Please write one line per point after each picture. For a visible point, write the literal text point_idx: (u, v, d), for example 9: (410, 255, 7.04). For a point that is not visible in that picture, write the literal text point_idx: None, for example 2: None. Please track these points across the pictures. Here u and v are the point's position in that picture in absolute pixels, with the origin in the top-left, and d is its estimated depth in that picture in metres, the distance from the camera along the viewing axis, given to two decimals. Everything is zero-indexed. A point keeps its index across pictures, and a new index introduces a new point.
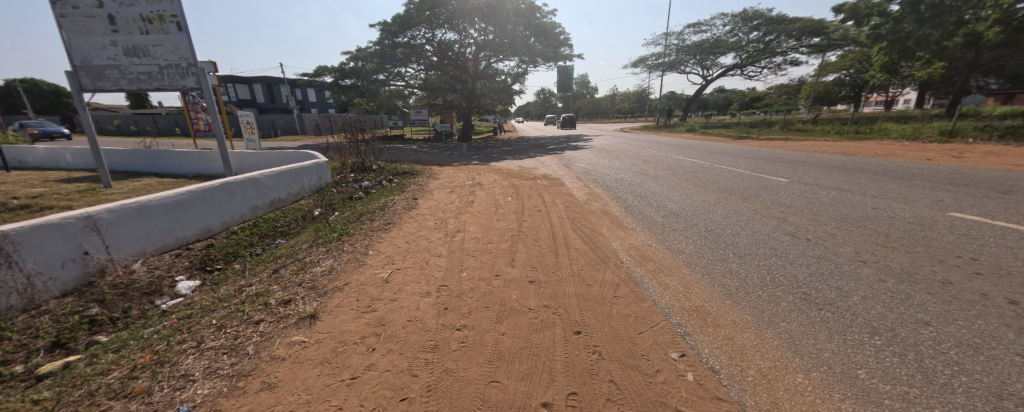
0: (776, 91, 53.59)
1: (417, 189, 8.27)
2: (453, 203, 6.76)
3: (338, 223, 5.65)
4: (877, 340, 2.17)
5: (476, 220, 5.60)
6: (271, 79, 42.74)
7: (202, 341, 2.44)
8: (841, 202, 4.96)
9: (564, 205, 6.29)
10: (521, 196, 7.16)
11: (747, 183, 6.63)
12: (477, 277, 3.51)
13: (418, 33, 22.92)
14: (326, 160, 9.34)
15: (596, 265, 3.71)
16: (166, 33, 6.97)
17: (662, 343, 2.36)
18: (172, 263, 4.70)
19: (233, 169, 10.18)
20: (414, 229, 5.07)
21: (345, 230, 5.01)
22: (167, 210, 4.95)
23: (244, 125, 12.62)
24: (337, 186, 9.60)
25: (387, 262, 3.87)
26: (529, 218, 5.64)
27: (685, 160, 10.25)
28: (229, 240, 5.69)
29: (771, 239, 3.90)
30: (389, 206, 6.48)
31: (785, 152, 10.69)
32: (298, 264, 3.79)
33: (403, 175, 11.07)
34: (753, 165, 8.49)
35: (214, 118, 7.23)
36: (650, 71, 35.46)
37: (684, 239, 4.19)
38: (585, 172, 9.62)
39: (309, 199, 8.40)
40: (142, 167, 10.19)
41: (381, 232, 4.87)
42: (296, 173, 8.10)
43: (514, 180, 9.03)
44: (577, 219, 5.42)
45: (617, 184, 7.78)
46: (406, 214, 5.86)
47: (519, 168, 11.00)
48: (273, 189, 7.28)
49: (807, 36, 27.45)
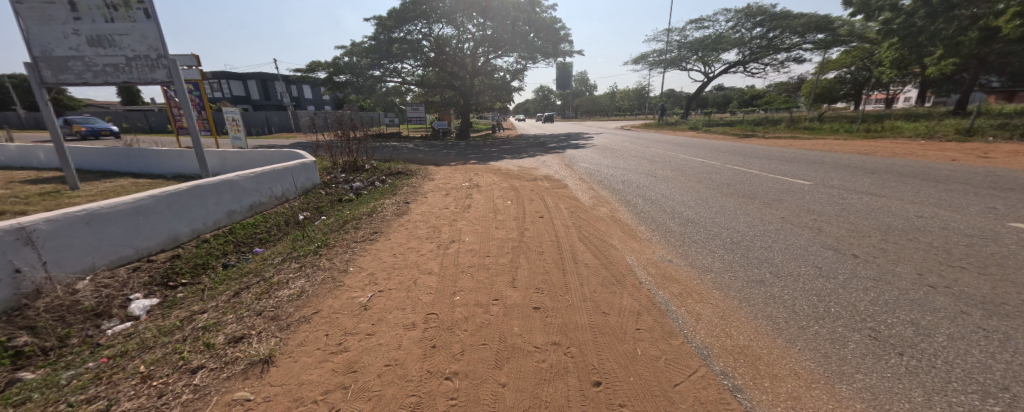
0: (776, 88, 53.09)
1: (410, 191, 7.74)
2: (448, 208, 6.22)
3: (322, 230, 5.11)
4: (991, 403, 1.65)
5: (472, 228, 5.07)
6: (266, 75, 41.91)
7: (117, 402, 1.92)
8: (879, 209, 4.45)
9: (569, 211, 5.78)
10: (522, 200, 6.66)
11: (767, 187, 6.13)
12: (472, 302, 2.99)
13: (415, 28, 22.30)
14: (314, 160, 8.80)
15: (610, 286, 3.20)
16: (133, 21, 6.41)
17: (706, 402, 1.84)
18: (127, 280, 4.15)
19: (215, 169, 9.61)
20: (402, 240, 4.52)
21: (327, 240, 4.48)
22: (123, 218, 4.39)
23: (229, 122, 12.01)
24: (325, 187, 9.04)
25: (369, 282, 3.35)
26: (531, 225, 5.12)
27: (694, 160, 9.74)
28: (198, 250, 5.15)
29: (810, 254, 3.39)
30: (378, 211, 5.94)
31: (798, 152, 10.21)
32: (263, 286, 3.25)
33: (396, 176, 10.52)
34: (767, 166, 7.99)
35: (186, 115, 6.66)
36: (651, 67, 34.90)
37: (708, 253, 3.68)
38: (589, 173, 9.11)
39: (294, 201, 7.86)
40: (118, 166, 9.59)
41: (365, 243, 4.33)
42: (279, 174, 7.54)
43: (513, 181, 8.53)
44: (585, 228, 4.92)
45: (624, 186, 7.28)
46: (395, 221, 5.34)
47: (519, 169, 10.48)
48: (253, 192, 6.73)
49: (812, 32, 26.95)
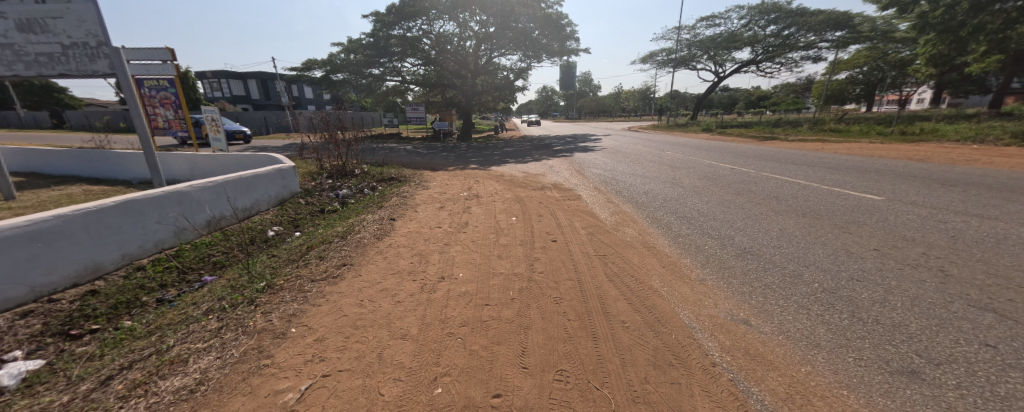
0: (783, 89, 51.84)
1: (400, 203, 6.74)
2: (440, 227, 5.18)
3: (285, 256, 4.11)
4: None
5: (467, 257, 4.02)
6: (266, 74, 41.01)
7: None
8: (1007, 240, 3.38)
9: (588, 232, 4.75)
10: (528, 215, 5.66)
11: (829, 202, 5.05)
12: (459, 404, 1.94)
13: (414, 25, 21.34)
14: (293, 165, 7.78)
15: (670, 369, 2.13)
16: (67, 1, 5.39)
17: None
18: (6, 332, 3.15)
19: (182, 174, 8.57)
20: (375, 277, 3.47)
21: (278, 276, 3.43)
22: (11, 246, 3.38)
23: (209, 122, 11.00)
24: (306, 196, 8.04)
25: (311, 356, 2.28)
26: (542, 254, 4.08)
27: (721, 166, 8.70)
28: (126, 283, 4.15)
29: (957, 320, 2.31)
30: (355, 231, 4.90)
31: (836, 157, 9.12)
32: (150, 366, 2.19)
33: (388, 182, 9.49)
34: (812, 175, 6.95)
35: (134, 115, 5.68)
36: (659, 67, 33.85)
37: (798, 310, 2.59)
38: (604, 180, 8.07)
39: (267, 213, 6.87)
40: (82, 171, 8.67)
41: (324, 283, 3.28)
42: (248, 183, 6.49)
43: (518, 190, 7.54)
44: (612, 259, 3.84)
45: (650, 199, 6.24)
46: (374, 247, 4.29)
47: (524, 175, 9.46)
48: (210, 205, 5.68)
49: (830, 29, 25.74)
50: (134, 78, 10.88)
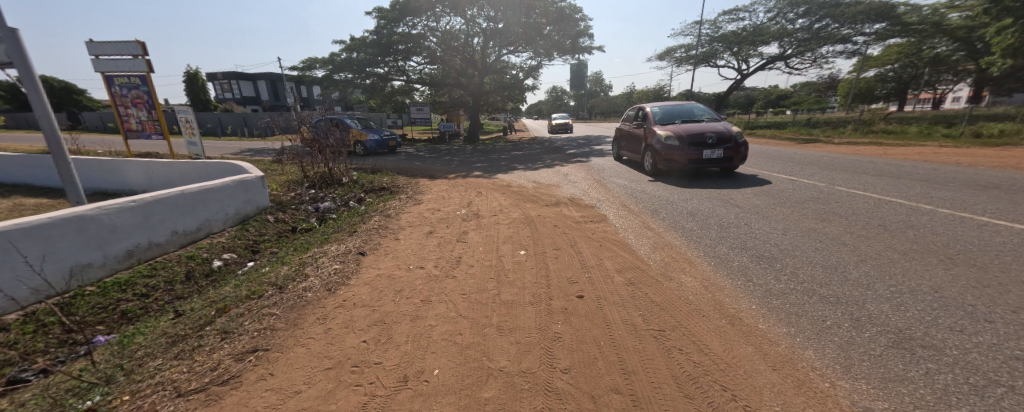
0: (803, 87, 49.63)
1: (380, 224, 5.42)
2: (424, 265, 3.82)
3: (181, 325, 2.77)
4: None
5: (451, 332, 2.64)
6: (275, 75, 40.38)
7: None
8: None
9: (629, 280, 3.36)
10: (542, 247, 4.29)
11: (975, 239, 3.51)
12: None
13: (418, 21, 20.10)
14: (261, 176, 6.50)
15: None
16: None
17: None
18: None
19: (135, 184, 7.39)
20: (293, 382, 2.09)
21: (131, 383, 2.07)
22: None
23: (183, 124, 9.94)
24: (278, 212, 6.75)
25: None
26: (566, 325, 2.68)
27: (775, 177, 7.15)
28: None
29: None
30: (305, 275, 3.54)
31: (914, 166, 7.50)
32: None
33: (378, 193, 8.22)
34: (906, 191, 5.40)
35: (41, 117, 4.49)
36: (677, 64, 32.15)
37: None
38: (631, 194, 6.68)
39: (219, 235, 5.56)
40: (28, 178, 7.60)
41: (197, 402, 1.93)
42: (193, 199, 5.21)
43: (527, 206, 6.19)
44: (678, 341, 2.42)
45: (699, 224, 4.80)
46: (319, 308, 2.92)
47: (534, 185, 8.09)
48: (134, 229, 4.45)
49: (869, 22, 23.56)
50: (105, 75, 9.86)
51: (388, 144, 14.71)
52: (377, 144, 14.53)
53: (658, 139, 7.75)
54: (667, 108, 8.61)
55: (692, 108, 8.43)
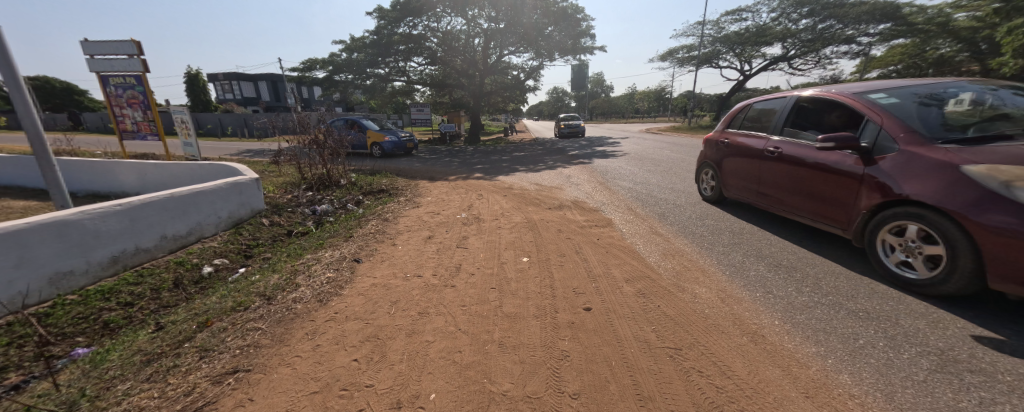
0: (806, 89, 49.47)
1: (377, 228, 5.22)
2: (422, 274, 3.62)
3: (159, 341, 2.57)
4: None
5: (449, 349, 2.44)
6: (276, 76, 40.27)
7: None
8: None
9: (639, 290, 3.16)
10: (546, 253, 4.08)
11: None
12: None
13: (419, 21, 19.94)
14: (255, 178, 6.31)
15: None
16: None
17: None
18: None
19: (127, 186, 7.22)
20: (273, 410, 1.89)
21: None
22: None
23: (179, 124, 9.75)
24: (273, 214, 6.56)
25: None
26: (573, 343, 2.47)
27: None
28: None
29: None
30: (295, 284, 3.34)
31: None
32: None
33: (376, 195, 8.02)
34: None
35: (23, 116, 4.30)
36: (679, 65, 31.94)
37: None
38: (637, 197, 6.47)
39: (210, 240, 5.37)
40: (17, 180, 7.42)
41: None
42: (183, 202, 5.01)
43: (529, 210, 5.99)
44: (697, 362, 2.21)
45: (709, 229, 4.59)
46: (308, 323, 2.72)
47: (537, 187, 7.89)
48: (119, 235, 4.25)
49: (873, 22, 23.37)
50: (100, 75, 9.68)
51: (405, 147, 14.27)
52: (393, 146, 14.14)
53: (932, 181, 2.68)
54: (881, 86, 3.60)
55: (969, 85, 3.32)
